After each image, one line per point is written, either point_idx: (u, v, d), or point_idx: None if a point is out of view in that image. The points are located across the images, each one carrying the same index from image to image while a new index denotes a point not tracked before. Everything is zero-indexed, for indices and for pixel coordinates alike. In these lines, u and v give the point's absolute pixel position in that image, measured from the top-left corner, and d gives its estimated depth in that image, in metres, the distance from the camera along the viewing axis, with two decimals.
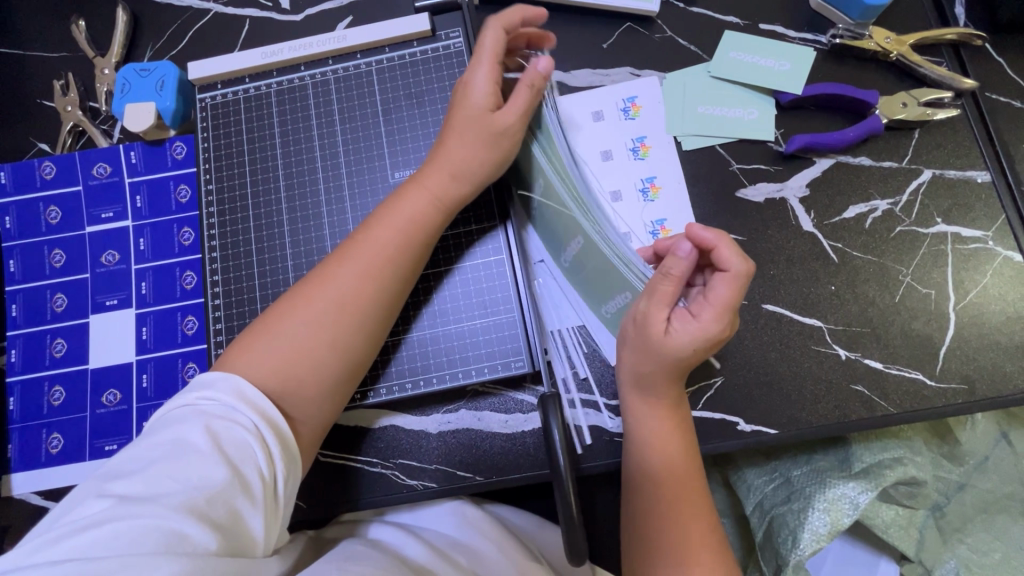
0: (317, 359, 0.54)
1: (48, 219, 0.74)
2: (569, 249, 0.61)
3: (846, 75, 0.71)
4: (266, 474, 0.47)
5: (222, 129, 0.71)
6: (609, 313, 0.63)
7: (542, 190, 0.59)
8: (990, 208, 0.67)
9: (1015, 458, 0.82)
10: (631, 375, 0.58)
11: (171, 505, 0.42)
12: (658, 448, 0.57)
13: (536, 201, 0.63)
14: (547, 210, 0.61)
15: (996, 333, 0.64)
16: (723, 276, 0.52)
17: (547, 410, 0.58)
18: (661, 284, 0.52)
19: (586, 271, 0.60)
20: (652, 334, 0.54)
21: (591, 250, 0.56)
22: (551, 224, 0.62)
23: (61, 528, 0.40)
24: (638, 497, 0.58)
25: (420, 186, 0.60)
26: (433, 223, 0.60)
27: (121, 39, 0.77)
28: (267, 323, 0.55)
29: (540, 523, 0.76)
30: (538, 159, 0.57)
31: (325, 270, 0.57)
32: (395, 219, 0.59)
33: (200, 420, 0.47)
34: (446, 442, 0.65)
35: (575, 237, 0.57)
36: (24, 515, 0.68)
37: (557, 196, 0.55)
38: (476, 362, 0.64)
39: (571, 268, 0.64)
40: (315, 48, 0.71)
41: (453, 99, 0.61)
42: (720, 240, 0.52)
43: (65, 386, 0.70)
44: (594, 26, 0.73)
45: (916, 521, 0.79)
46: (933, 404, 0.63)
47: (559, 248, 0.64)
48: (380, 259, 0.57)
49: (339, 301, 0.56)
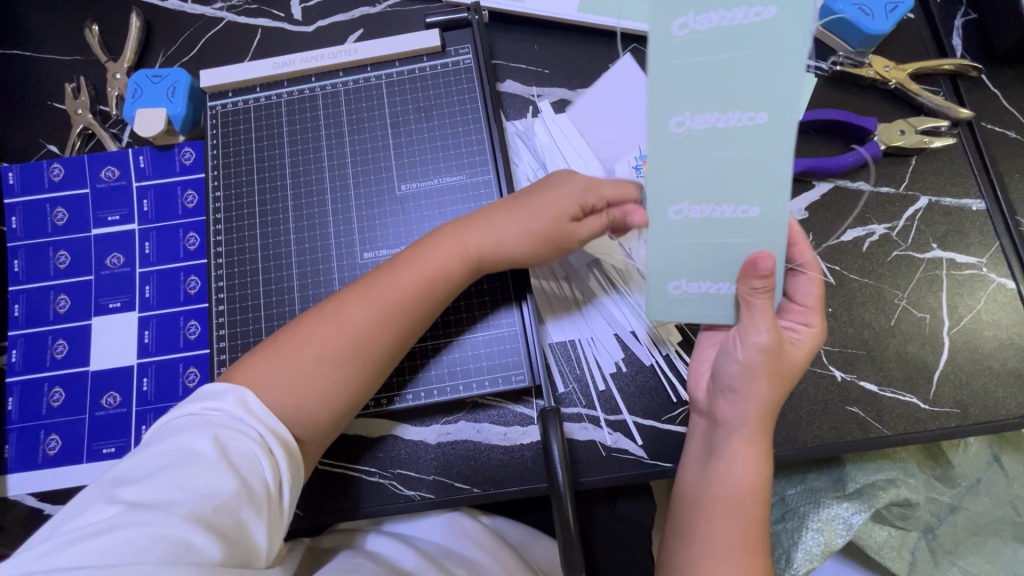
0: (327, 398, 0.55)
1: (54, 221, 0.74)
2: (708, 207, 0.43)
3: (845, 101, 0.73)
4: (271, 484, 0.48)
5: (231, 138, 0.72)
6: (678, 291, 0.47)
7: (737, 124, 0.40)
8: (984, 235, 0.68)
9: (1007, 481, 0.81)
10: (742, 407, 0.53)
11: (178, 513, 0.42)
12: (744, 484, 0.54)
13: (685, 124, 0.40)
14: (703, 149, 0.41)
15: (988, 358, 0.65)
16: (805, 274, 0.54)
17: (546, 424, 0.60)
18: (756, 277, 0.44)
19: (721, 241, 0.44)
20: (777, 347, 0.50)
21: (758, 229, 0.43)
22: (697, 167, 0.42)
23: (71, 533, 0.41)
24: (714, 537, 0.53)
25: (457, 237, 0.59)
26: (458, 279, 0.60)
27: (134, 44, 0.78)
28: (278, 348, 0.55)
29: (534, 535, 0.76)
30: (768, 81, 0.39)
31: (343, 300, 0.57)
32: (427, 271, 0.58)
33: (209, 430, 0.47)
34: (445, 453, 0.65)
35: (754, 202, 0.42)
36: (18, 517, 0.68)
37: (768, 140, 0.40)
38: (477, 374, 0.65)
39: (675, 228, 0.44)
40: (326, 60, 0.72)
41: (544, 181, 0.60)
42: (798, 236, 0.54)
43: (65, 388, 0.70)
44: (600, 45, 0.75)
45: (908, 541, 0.81)
46: (927, 427, 0.64)
47: (676, 193, 0.42)
48: (401, 303, 0.57)
49: (355, 340, 0.56)
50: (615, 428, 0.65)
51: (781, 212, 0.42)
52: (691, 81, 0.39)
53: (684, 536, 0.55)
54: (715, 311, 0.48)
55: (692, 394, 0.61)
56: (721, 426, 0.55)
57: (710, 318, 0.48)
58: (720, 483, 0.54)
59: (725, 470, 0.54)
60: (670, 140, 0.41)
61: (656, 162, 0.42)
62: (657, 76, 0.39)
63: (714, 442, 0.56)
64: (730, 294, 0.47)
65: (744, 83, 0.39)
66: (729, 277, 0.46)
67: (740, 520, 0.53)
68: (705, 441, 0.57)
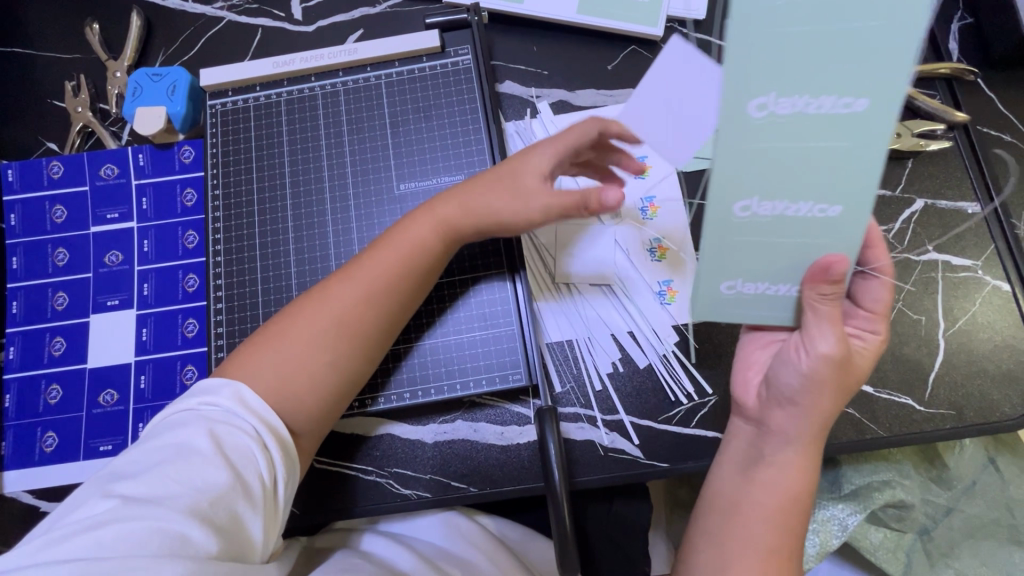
0: (313, 378, 0.54)
1: (53, 218, 0.74)
2: (781, 203, 0.40)
3: None
4: (267, 479, 0.48)
5: (230, 136, 0.72)
6: (729, 292, 0.45)
7: (829, 110, 0.37)
8: (979, 238, 0.69)
9: (1003, 483, 0.81)
10: (799, 417, 0.51)
11: (175, 507, 0.42)
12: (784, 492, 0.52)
13: (767, 108, 0.37)
14: (786, 138, 0.38)
15: (983, 361, 0.65)
16: (878, 278, 0.49)
17: (543, 423, 0.61)
18: (825, 283, 0.42)
19: (788, 240, 0.42)
20: (844, 358, 0.47)
21: (834, 227, 0.41)
22: (773, 156, 0.39)
23: (68, 527, 0.41)
24: (752, 542, 0.52)
25: (431, 212, 0.60)
26: (437, 251, 0.60)
27: (134, 43, 0.78)
28: (267, 336, 0.55)
29: (531, 535, 0.76)
30: (868, 64, 0.36)
31: (326, 287, 0.57)
32: (404, 247, 0.58)
33: (203, 425, 0.48)
34: (441, 453, 0.65)
35: (835, 201, 0.40)
36: (13, 514, 0.67)
37: (863, 130, 0.38)
38: (474, 373, 0.65)
39: (740, 226, 0.42)
40: (325, 60, 0.72)
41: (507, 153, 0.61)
42: (877, 240, 0.48)
43: (62, 385, 0.70)
44: (599, 47, 0.75)
45: (902, 543, 0.81)
46: (921, 429, 0.64)
47: (745, 187, 0.40)
48: (383, 281, 0.57)
49: (337, 320, 0.56)
50: (611, 428, 0.65)
51: (864, 210, 0.40)
52: (777, 57, 0.36)
53: (716, 538, 0.54)
54: (778, 314, 0.46)
55: (739, 398, 0.56)
56: (774, 435, 0.52)
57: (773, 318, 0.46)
58: (762, 489, 0.53)
59: (770, 476, 0.53)
60: (750, 125, 0.38)
61: (726, 152, 0.39)
62: (735, 51, 0.36)
63: (762, 448, 0.54)
64: (791, 296, 0.45)
65: (840, 64, 0.36)
66: (793, 278, 0.44)
67: (780, 526, 0.52)
68: (750, 447, 0.55)
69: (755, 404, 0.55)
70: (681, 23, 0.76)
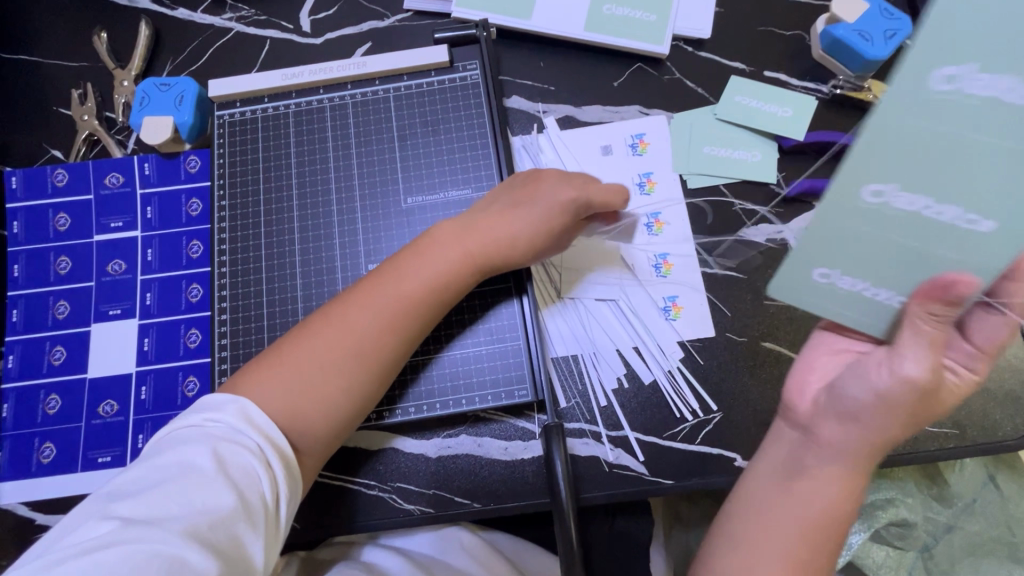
0: (332, 400, 0.55)
1: (56, 226, 0.74)
2: (920, 200, 0.38)
3: (846, 123, 0.74)
4: (269, 498, 0.47)
5: (238, 147, 0.72)
6: (822, 278, 0.44)
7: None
8: None
9: (1002, 501, 0.82)
10: (857, 434, 0.49)
11: (174, 529, 0.42)
12: (823, 508, 0.50)
13: (956, 80, 0.34)
14: (960, 124, 0.35)
15: (985, 381, 0.66)
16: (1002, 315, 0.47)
17: (550, 440, 0.60)
18: (937, 301, 0.40)
19: (909, 239, 0.40)
20: (931, 389, 0.45)
21: (971, 239, 0.38)
22: (936, 147, 0.36)
23: (65, 549, 0.40)
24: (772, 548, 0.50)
25: (456, 244, 0.60)
26: (459, 284, 0.60)
27: (142, 52, 0.78)
28: (283, 355, 0.55)
29: (531, 550, 0.75)
30: None
31: (343, 309, 0.57)
32: (426, 270, 0.59)
33: (207, 443, 0.47)
34: (445, 467, 0.65)
35: (987, 213, 0.37)
36: (7, 525, 0.66)
37: None
38: (479, 389, 0.65)
39: (866, 211, 0.39)
40: (334, 72, 0.73)
41: (534, 184, 0.62)
42: None
43: (61, 395, 0.69)
44: (605, 64, 0.76)
45: (905, 562, 0.81)
46: (926, 447, 0.64)
47: (879, 170, 0.37)
48: (405, 312, 0.58)
49: (355, 346, 0.56)
50: (616, 444, 0.65)
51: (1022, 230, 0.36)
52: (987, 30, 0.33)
53: (739, 544, 0.52)
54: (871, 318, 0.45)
55: (790, 403, 0.55)
56: (823, 447, 0.51)
57: (832, 314, 0.46)
58: (800, 500, 0.51)
59: (810, 490, 0.50)
60: (927, 95, 0.35)
61: (878, 127, 0.36)
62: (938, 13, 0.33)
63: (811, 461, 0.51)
64: (891, 304, 0.43)
65: None
66: (903, 288, 0.42)
67: (811, 543, 0.50)
68: (791, 456, 0.53)
69: (809, 411, 0.53)
70: (686, 41, 0.77)
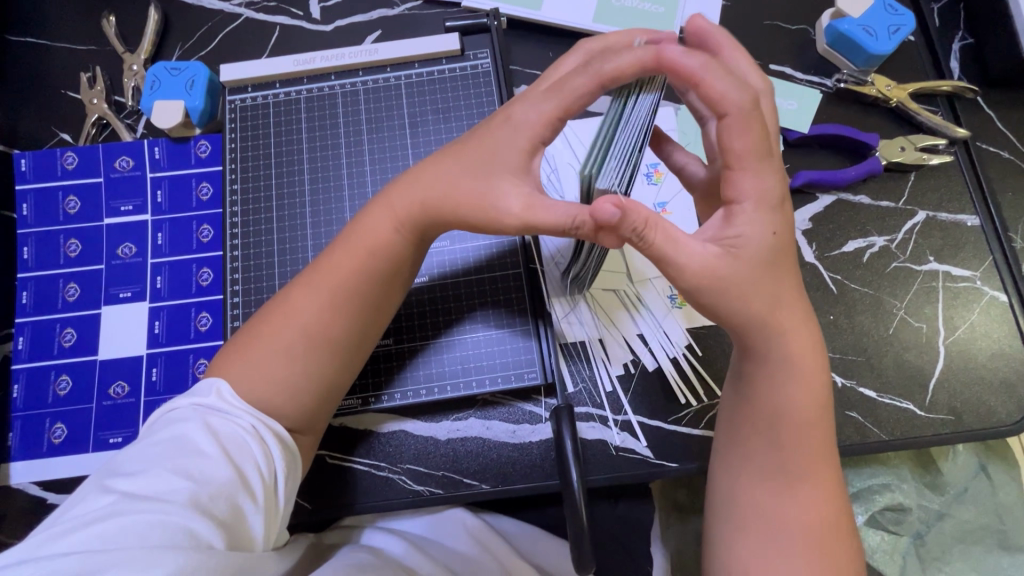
0: (290, 384, 0.54)
1: (66, 209, 0.74)
2: None
3: (848, 117, 0.76)
4: (265, 472, 0.48)
5: (249, 133, 0.72)
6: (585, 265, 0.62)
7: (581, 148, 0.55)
8: (978, 250, 0.71)
9: (992, 489, 0.84)
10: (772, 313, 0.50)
11: (175, 499, 0.43)
12: (800, 409, 0.52)
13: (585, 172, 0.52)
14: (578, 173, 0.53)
15: (981, 368, 0.68)
16: (733, 116, 0.44)
17: (559, 422, 0.62)
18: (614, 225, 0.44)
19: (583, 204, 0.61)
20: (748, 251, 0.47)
21: None
22: None
23: (69, 522, 0.41)
24: (747, 465, 0.54)
25: (385, 204, 0.56)
26: (397, 247, 0.56)
27: (152, 37, 0.78)
28: (241, 344, 0.54)
29: (540, 537, 0.76)
30: None
31: (288, 295, 0.56)
32: (362, 244, 0.56)
33: (198, 420, 0.48)
34: (454, 449, 0.66)
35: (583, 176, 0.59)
36: (18, 505, 0.67)
37: None
38: (489, 372, 0.66)
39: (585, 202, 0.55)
40: (347, 59, 0.73)
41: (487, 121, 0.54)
42: (702, 69, 0.43)
43: (72, 376, 0.70)
44: None
45: (899, 546, 0.83)
46: (921, 433, 0.66)
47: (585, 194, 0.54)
48: (345, 287, 0.55)
49: (305, 328, 0.54)
50: (622, 428, 0.66)
51: None
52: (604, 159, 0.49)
53: (731, 462, 0.55)
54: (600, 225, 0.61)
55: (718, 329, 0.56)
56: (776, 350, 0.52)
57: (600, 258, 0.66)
58: (776, 403, 0.52)
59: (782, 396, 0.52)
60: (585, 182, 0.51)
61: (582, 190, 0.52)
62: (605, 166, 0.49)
63: (758, 380, 0.53)
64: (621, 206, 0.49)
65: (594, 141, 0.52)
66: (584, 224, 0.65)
67: (797, 437, 0.52)
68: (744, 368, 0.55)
69: None
70: None
